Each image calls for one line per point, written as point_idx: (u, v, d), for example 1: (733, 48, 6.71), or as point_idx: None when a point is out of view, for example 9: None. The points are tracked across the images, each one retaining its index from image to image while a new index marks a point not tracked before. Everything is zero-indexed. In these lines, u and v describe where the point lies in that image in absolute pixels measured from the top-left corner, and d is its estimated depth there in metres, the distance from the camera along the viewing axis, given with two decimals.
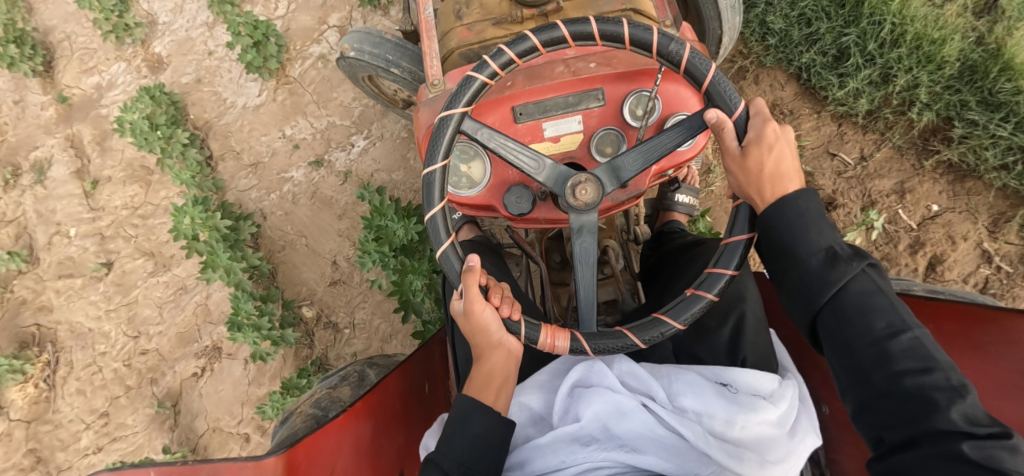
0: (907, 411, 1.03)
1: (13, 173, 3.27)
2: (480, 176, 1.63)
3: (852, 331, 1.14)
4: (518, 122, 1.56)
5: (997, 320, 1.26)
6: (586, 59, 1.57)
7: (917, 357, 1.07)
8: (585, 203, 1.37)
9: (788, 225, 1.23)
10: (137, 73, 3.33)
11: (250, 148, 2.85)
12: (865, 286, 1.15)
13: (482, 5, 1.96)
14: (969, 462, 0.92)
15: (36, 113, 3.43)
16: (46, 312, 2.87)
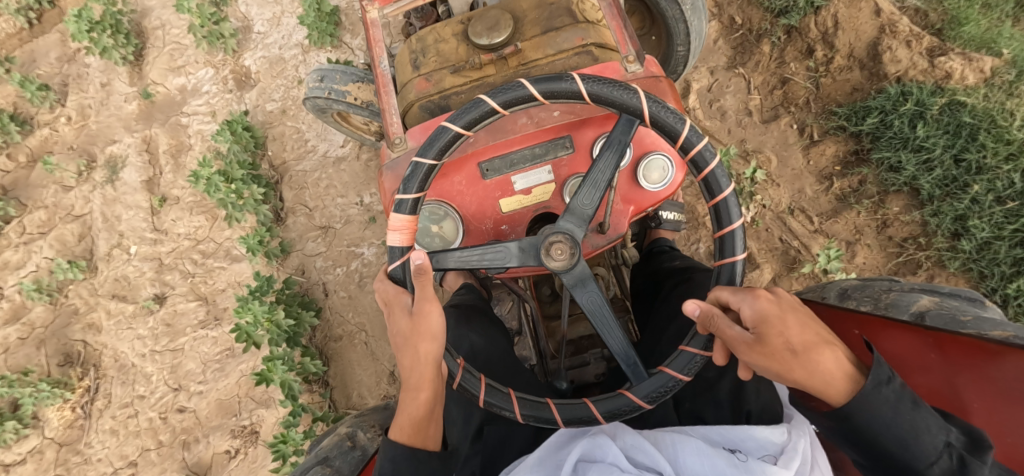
0: None
1: (89, 166, 3.24)
2: (453, 234, 1.59)
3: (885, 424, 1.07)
4: (485, 179, 1.58)
5: (1003, 353, 1.24)
6: (548, 107, 1.56)
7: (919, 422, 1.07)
8: (560, 262, 1.37)
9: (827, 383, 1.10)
10: (224, 84, 3.19)
11: (324, 208, 2.62)
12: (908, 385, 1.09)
13: (438, 54, 1.93)
14: None
15: (119, 103, 3.38)
16: (94, 332, 2.76)
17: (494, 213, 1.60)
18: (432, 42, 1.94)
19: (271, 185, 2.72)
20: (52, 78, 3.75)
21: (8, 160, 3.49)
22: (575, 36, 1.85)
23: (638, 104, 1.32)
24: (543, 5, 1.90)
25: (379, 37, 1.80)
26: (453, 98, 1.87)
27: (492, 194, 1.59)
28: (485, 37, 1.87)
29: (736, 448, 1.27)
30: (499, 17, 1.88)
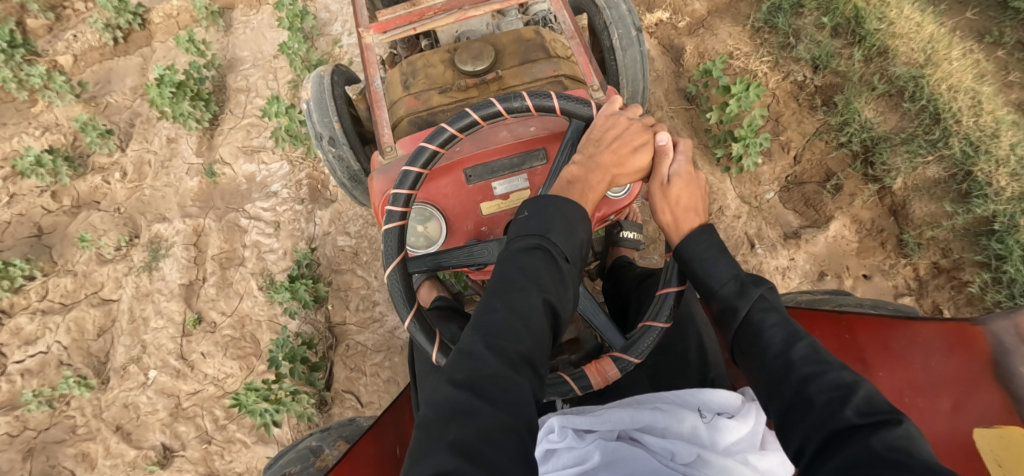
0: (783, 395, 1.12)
1: (130, 241, 2.85)
2: (436, 234, 1.75)
3: (760, 352, 1.19)
4: (469, 183, 1.73)
5: (898, 326, 1.46)
6: (525, 123, 1.76)
7: (815, 362, 1.11)
8: None
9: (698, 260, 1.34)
10: (296, 189, 2.74)
11: (379, 409, 2.25)
12: (765, 309, 1.25)
13: (426, 78, 2.35)
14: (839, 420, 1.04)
15: (180, 171, 2.98)
16: (86, 466, 2.38)
17: (475, 216, 1.74)
18: (422, 67, 2.37)
19: (323, 354, 2.30)
20: (121, 112, 3.45)
21: (51, 199, 3.14)
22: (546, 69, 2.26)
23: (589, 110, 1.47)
24: (520, 41, 2.37)
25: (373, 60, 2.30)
26: (439, 112, 2.25)
27: (473, 199, 1.74)
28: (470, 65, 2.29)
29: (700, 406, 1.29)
30: (481, 50, 2.33)
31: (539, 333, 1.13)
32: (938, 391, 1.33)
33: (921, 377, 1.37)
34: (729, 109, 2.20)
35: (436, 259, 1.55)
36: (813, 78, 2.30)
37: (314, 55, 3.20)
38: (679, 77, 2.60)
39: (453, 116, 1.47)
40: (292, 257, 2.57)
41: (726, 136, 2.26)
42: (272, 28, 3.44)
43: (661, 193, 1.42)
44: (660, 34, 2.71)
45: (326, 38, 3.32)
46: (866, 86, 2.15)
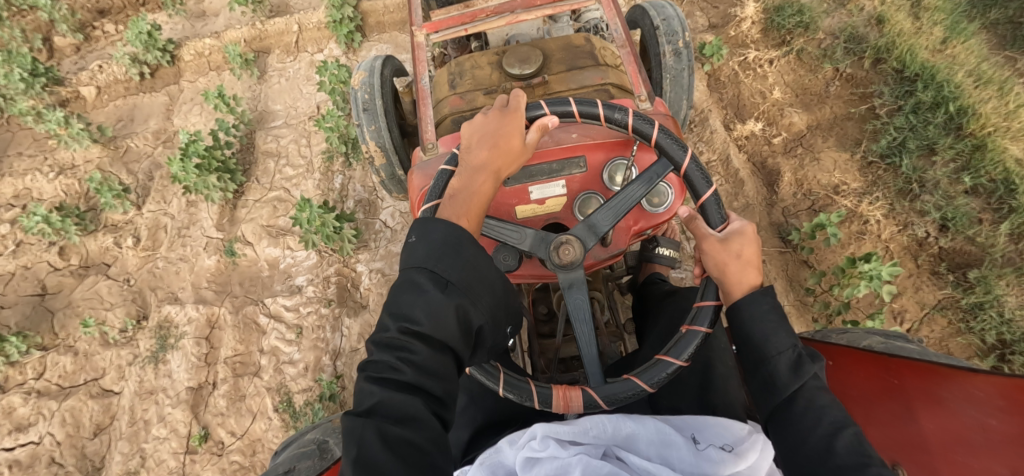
0: (806, 459, 1.16)
1: (138, 323, 2.59)
2: None
3: (802, 425, 1.18)
4: (507, 186, 1.61)
5: (951, 378, 1.35)
6: (567, 131, 1.66)
7: (860, 454, 1.12)
8: (567, 262, 1.42)
9: (752, 318, 1.29)
10: (323, 287, 2.44)
11: None
12: (814, 386, 1.22)
13: (472, 80, 2.27)
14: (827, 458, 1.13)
15: (197, 244, 2.71)
16: None
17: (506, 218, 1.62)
18: (469, 68, 2.29)
19: None
20: (141, 159, 3.18)
21: (56, 256, 2.88)
22: (593, 75, 2.18)
23: (682, 158, 1.42)
24: (568, 48, 2.29)
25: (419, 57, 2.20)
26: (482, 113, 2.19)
27: (507, 203, 1.62)
28: (516, 68, 2.23)
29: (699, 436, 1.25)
30: (528, 55, 2.25)
31: (433, 366, 1.14)
32: (990, 450, 1.19)
33: (974, 433, 1.24)
34: (855, 287, 1.92)
35: None
36: (938, 238, 1.98)
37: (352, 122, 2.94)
38: (772, 206, 2.26)
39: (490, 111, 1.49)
40: (313, 375, 2.30)
41: (840, 310, 1.96)
42: (310, 83, 3.18)
43: (718, 252, 1.31)
44: (751, 149, 2.37)
45: None
46: (1011, 268, 1.85)
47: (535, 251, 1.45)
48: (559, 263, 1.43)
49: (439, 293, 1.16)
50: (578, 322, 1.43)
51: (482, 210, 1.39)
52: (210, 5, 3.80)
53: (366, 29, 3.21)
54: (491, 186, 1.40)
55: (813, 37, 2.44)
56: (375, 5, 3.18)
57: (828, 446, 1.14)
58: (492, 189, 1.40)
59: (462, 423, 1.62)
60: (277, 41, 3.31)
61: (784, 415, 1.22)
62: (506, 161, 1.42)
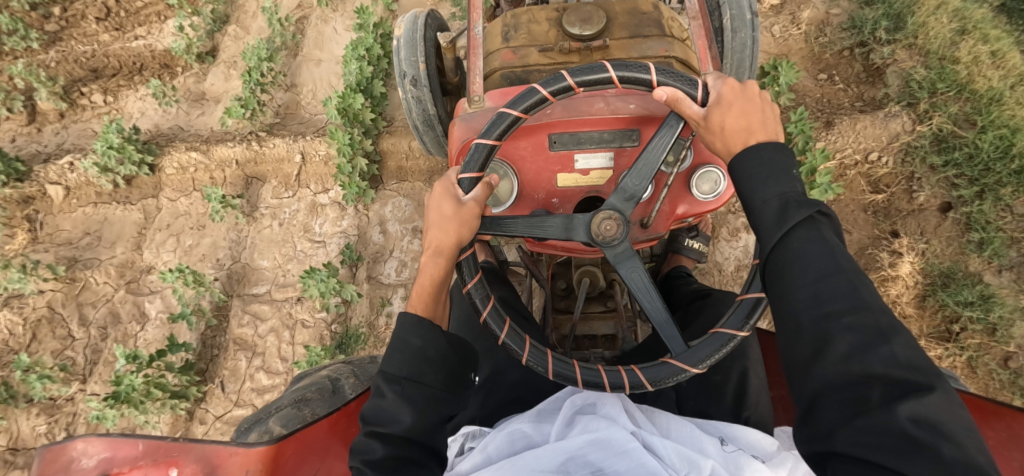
0: (806, 346, 1.09)
1: None
2: (507, 193, 1.68)
3: (796, 278, 1.14)
4: (551, 150, 1.65)
5: (1002, 415, 1.26)
6: (627, 98, 1.61)
7: (847, 305, 1.08)
8: (610, 237, 1.47)
9: (750, 177, 1.28)
10: None
11: None
12: (807, 233, 1.16)
13: (529, 34, 2.17)
14: (837, 332, 1.06)
15: None
16: None
17: (548, 185, 1.69)
18: (526, 22, 2.18)
19: None
20: (96, 303, 2.61)
21: None
22: (654, 46, 2.09)
23: (647, 76, 1.43)
24: (634, 14, 2.16)
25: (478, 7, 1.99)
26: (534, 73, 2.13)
27: (551, 167, 1.67)
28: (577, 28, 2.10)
29: (725, 438, 1.46)
30: (590, 14, 2.12)
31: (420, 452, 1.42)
32: None
33: None
34: None
35: (500, 227, 1.55)
36: None
37: (350, 316, 2.34)
38: None
39: (488, 123, 1.49)
40: None
41: None
42: (304, 237, 2.52)
43: (711, 132, 1.38)
44: None
45: (373, 285, 2.39)
46: None
47: (575, 232, 1.49)
48: (601, 239, 1.47)
49: (394, 396, 1.41)
50: (646, 160, 1.46)
51: (430, 290, 1.52)
52: (210, 88, 3.22)
53: (384, 175, 2.54)
54: (432, 264, 1.51)
55: (999, 346, 1.86)
56: (398, 145, 2.50)
57: (830, 309, 1.09)
58: (442, 269, 1.50)
59: (486, 395, 1.81)
60: (275, 169, 2.66)
61: (778, 269, 1.18)
62: (445, 233, 1.46)
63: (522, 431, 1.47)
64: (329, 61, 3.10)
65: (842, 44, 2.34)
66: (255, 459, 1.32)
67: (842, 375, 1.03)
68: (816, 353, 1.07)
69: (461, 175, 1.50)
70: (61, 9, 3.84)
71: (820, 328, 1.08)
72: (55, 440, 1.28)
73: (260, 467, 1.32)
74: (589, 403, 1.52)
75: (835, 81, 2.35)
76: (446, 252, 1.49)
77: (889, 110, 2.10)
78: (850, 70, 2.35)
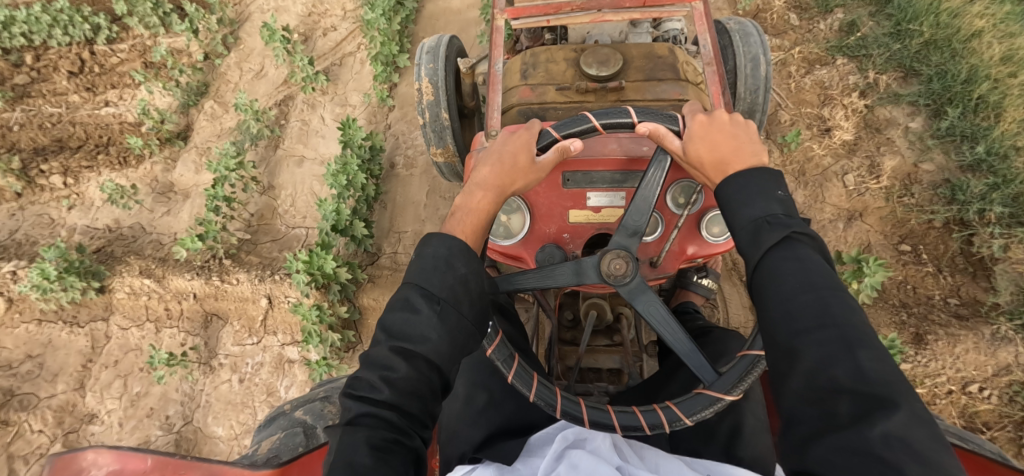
0: (779, 363, 0.97)
1: None
2: (518, 228, 1.55)
3: (770, 297, 1.00)
4: (564, 187, 1.54)
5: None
6: (640, 142, 1.55)
7: (821, 320, 0.94)
8: (617, 279, 1.30)
9: (730, 191, 1.13)
10: None
11: None
12: (785, 254, 1.01)
13: (547, 72, 1.99)
14: (806, 346, 0.93)
15: None
16: None
17: (560, 220, 1.55)
18: (544, 60, 2.00)
19: None
20: (26, 459, 2.26)
21: None
22: (667, 90, 1.90)
23: (628, 119, 1.26)
24: (651, 57, 1.97)
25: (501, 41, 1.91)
26: (550, 109, 1.92)
27: (563, 204, 1.55)
28: (594, 69, 1.92)
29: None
30: (609, 56, 1.94)
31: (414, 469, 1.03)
32: None
33: None
34: None
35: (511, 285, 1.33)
36: None
37: None
38: None
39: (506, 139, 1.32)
40: None
41: None
42: (265, 402, 2.15)
43: (703, 150, 1.22)
44: None
45: None
46: None
47: (585, 277, 1.31)
48: (611, 280, 1.31)
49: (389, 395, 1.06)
50: (646, 190, 1.31)
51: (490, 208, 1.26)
52: (180, 179, 2.83)
53: (363, 336, 2.16)
54: (489, 198, 1.27)
55: None
56: (380, 302, 2.17)
57: (800, 324, 0.95)
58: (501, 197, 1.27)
59: (474, 417, 1.42)
60: (236, 311, 2.28)
61: (752, 286, 1.05)
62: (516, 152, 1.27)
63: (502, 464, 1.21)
64: (313, 159, 2.68)
65: (934, 217, 1.93)
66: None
67: (812, 393, 0.90)
68: (787, 369, 0.94)
69: (501, 150, 1.29)
70: (34, 56, 3.45)
71: (786, 342, 0.96)
72: (65, 450, 1.30)
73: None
74: (581, 435, 1.24)
75: (922, 258, 1.93)
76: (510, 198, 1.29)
77: (999, 330, 1.73)
78: (941, 250, 1.93)
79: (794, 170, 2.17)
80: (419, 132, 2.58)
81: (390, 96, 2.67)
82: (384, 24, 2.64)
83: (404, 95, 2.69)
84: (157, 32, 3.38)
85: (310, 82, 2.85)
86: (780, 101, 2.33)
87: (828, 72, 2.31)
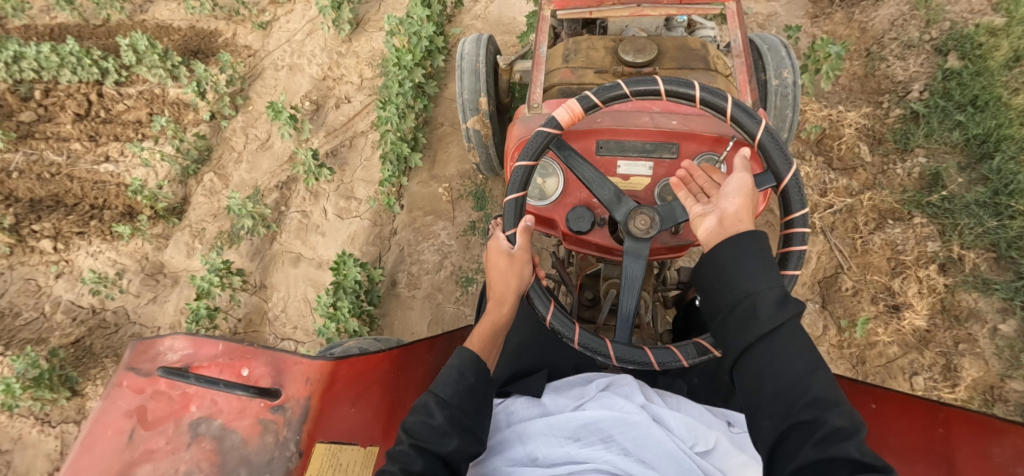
0: (782, 432, 0.97)
1: None
2: (552, 190, 1.52)
3: (770, 372, 0.99)
4: (596, 155, 1.48)
5: (1006, 433, 1.17)
6: (671, 115, 1.49)
7: (816, 400, 0.96)
8: (642, 233, 1.27)
9: (731, 259, 1.06)
10: None
11: None
12: (788, 336, 1.00)
13: (587, 56, 1.84)
14: (804, 417, 0.95)
15: None
16: None
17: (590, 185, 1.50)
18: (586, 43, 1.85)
19: None
20: None
21: None
22: (702, 78, 1.78)
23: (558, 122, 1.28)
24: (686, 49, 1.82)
25: (545, 26, 1.85)
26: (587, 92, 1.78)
27: None
28: (631, 57, 1.78)
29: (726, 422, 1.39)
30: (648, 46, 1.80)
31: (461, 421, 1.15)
32: None
33: None
34: None
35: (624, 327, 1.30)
36: None
37: None
38: None
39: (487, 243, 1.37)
40: None
41: None
42: None
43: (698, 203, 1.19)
44: None
45: None
46: None
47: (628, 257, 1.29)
48: (637, 234, 1.27)
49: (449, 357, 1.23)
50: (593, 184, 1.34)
51: (490, 328, 1.33)
52: (170, 261, 2.64)
53: None
54: (494, 312, 1.34)
55: None
56: None
57: (799, 396, 0.97)
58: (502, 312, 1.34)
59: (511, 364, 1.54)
60: None
61: (750, 365, 1.01)
62: (498, 269, 1.33)
63: (536, 396, 1.38)
64: (309, 259, 2.45)
65: None
66: (314, 370, 1.35)
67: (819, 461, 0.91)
68: (792, 440, 0.95)
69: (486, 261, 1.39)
70: (42, 92, 3.26)
71: (797, 418, 0.96)
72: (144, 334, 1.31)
73: (318, 379, 1.35)
74: (611, 381, 1.38)
75: None
76: (508, 299, 1.34)
77: None
78: None
79: (853, 358, 1.90)
80: (426, 244, 2.35)
81: (397, 203, 2.41)
82: (396, 124, 2.38)
83: (414, 196, 2.45)
84: (165, 83, 3.17)
85: (313, 175, 2.56)
86: (841, 262, 2.02)
87: (901, 231, 1.98)
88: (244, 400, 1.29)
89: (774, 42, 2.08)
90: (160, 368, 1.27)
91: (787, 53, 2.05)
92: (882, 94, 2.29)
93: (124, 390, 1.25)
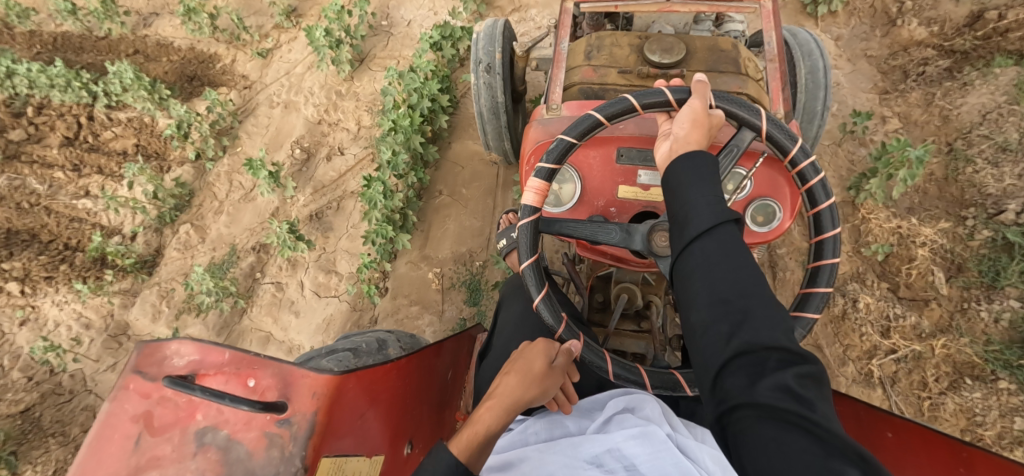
0: (714, 332, 0.84)
1: None
2: (567, 197, 1.29)
3: (712, 273, 0.87)
4: (616, 163, 1.27)
5: None
6: None
7: (746, 294, 0.85)
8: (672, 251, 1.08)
9: (684, 176, 0.95)
10: None
11: None
12: (724, 235, 0.88)
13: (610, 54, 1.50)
14: (738, 312, 0.84)
15: None
16: None
17: (608, 195, 1.28)
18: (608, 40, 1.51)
19: None
20: None
21: None
22: (731, 84, 1.42)
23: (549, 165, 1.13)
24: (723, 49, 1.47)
25: (565, 21, 1.57)
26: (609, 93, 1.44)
27: (612, 182, 1.28)
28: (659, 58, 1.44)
29: None
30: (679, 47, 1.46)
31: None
32: None
33: None
34: None
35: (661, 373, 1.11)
36: None
37: None
38: None
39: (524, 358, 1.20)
40: None
41: None
42: None
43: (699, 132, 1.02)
44: None
45: None
46: None
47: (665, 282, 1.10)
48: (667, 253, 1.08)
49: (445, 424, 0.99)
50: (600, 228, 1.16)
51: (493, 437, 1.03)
52: (134, 323, 2.41)
53: None
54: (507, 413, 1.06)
55: None
56: None
57: (739, 296, 0.85)
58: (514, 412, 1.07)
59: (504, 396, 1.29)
60: None
61: (682, 269, 0.91)
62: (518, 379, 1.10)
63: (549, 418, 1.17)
64: (280, 341, 2.20)
65: None
66: (324, 383, 1.08)
67: (747, 355, 0.80)
68: (723, 341, 0.83)
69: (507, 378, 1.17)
70: (34, 108, 3.01)
71: (727, 308, 0.84)
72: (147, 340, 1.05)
73: (327, 395, 1.08)
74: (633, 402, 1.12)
75: None
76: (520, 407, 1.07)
77: None
78: None
79: None
80: None
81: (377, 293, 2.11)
82: (383, 202, 2.07)
83: (401, 278, 2.16)
84: (153, 113, 2.93)
85: (288, 249, 2.26)
86: None
87: (982, 395, 1.65)
88: (250, 413, 1.03)
89: (801, 32, 1.88)
90: (166, 376, 1.02)
91: (819, 53, 1.82)
92: (964, 205, 1.89)
93: (130, 393, 1.01)
